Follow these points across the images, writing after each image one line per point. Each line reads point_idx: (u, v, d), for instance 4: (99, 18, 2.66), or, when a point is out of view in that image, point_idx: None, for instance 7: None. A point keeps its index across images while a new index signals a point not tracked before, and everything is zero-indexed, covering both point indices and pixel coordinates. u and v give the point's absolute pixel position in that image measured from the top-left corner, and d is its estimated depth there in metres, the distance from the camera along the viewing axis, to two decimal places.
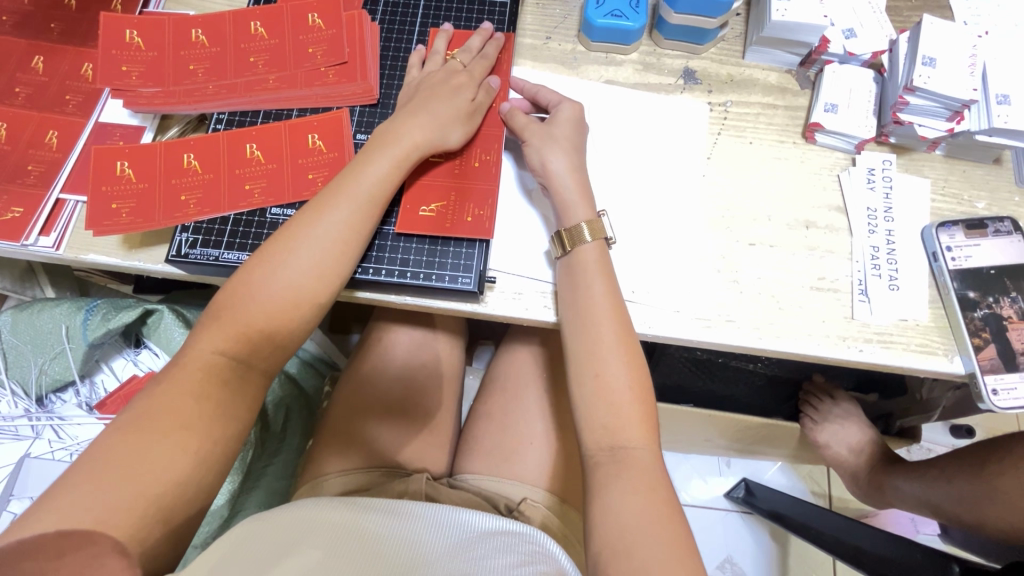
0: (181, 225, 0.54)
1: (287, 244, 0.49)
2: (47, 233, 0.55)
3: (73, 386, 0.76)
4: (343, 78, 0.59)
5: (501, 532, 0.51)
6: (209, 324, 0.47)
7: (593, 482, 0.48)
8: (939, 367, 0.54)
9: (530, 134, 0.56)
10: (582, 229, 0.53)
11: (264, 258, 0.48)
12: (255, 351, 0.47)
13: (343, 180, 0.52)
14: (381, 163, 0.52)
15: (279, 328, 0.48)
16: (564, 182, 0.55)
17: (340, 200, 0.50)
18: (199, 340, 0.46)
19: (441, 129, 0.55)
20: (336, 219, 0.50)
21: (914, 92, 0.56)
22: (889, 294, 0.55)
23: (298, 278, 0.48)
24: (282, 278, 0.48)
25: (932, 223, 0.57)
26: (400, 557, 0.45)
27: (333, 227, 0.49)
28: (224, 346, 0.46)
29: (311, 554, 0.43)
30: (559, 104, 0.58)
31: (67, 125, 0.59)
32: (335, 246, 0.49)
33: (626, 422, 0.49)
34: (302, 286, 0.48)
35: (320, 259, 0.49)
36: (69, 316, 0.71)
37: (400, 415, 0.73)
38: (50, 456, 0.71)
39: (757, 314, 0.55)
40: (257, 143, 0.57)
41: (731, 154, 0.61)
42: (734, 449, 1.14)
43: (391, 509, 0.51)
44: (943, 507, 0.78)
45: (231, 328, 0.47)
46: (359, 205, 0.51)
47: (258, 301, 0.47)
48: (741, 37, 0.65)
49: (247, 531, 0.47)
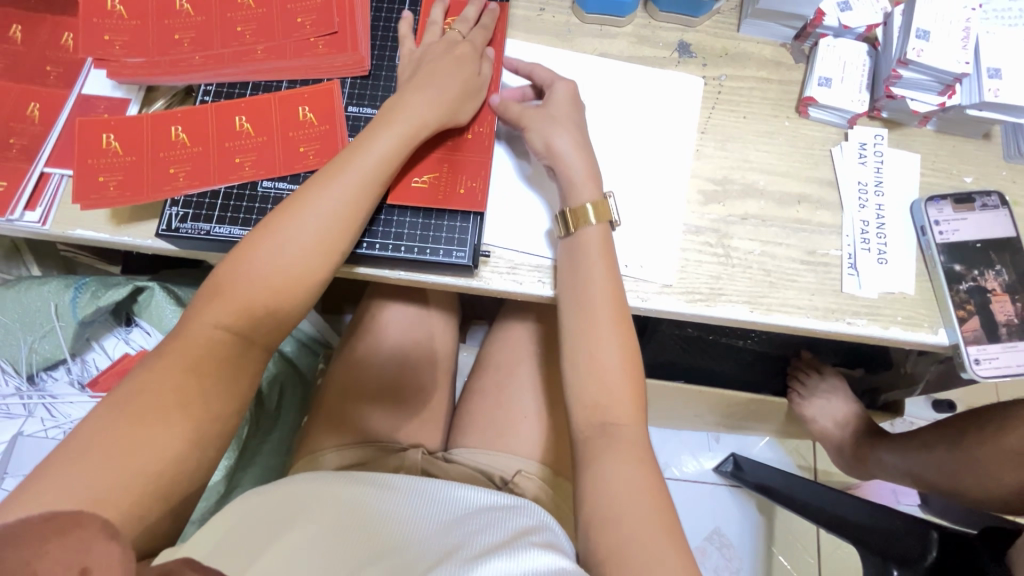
0: (171, 199, 0.53)
1: (288, 221, 0.48)
2: (32, 208, 0.54)
3: (64, 364, 0.75)
4: (334, 49, 0.58)
5: (496, 504, 0.51)
6: (207, 299, 0.47)
7: (582, 453, 0.49)
8: (924, 339, 0.55)
9: (532, 116, 0.56)
10: (587, 210, 0.53)
11: (266, 233, 0.48)
12: (251, 327, 0.47)
13: (343, 156, 0.51)
14: (382, 138, 0.51)
15: (279, 305, 0.48)
16: (572, 163, 0.54)
17: (341, 175, 0.50)
18: (198, 316, 0.46)
19: (449, 107, 0.54)
20: (337, 196, 0.49)
21: (907, 66, 0.56)
22: (878, 267, 0.56)
23: (301, 256, 0.48)
24: (284, 256, 0.47)
25: (921, 198, 0.58)
26: (398, 531, 0.45)
27: (337, 204, 0.49)
28: (221, 320, 0.46)
29: (313, 527, 0.44)
30: (557, 83, 0.57)
31: (48, 97, 0.58)
32: (337, 224, 0.49)
33: (619, 395, 0.50)
34: (305, 265, 0.48)
35: (322, 236, 0.49)
36: (57, 294, 0.71)
37: (397, 391, 0.74)
38: (44, 434, 0.72)
39: (749, 287, 0.56)
40: (247, 115, 0.56)
41: (725, 128, 0.61)
42: (723, 424, 1.17)
43: (387, 482, 0.52)
44: (924, 476, 0.81)
45: (228, 304, 0.46)
46: (360, 182, 0.50)
47: (258, 279, 0.47)
48: (737, 10, 0.64)
49: (251, 504, 0.47)
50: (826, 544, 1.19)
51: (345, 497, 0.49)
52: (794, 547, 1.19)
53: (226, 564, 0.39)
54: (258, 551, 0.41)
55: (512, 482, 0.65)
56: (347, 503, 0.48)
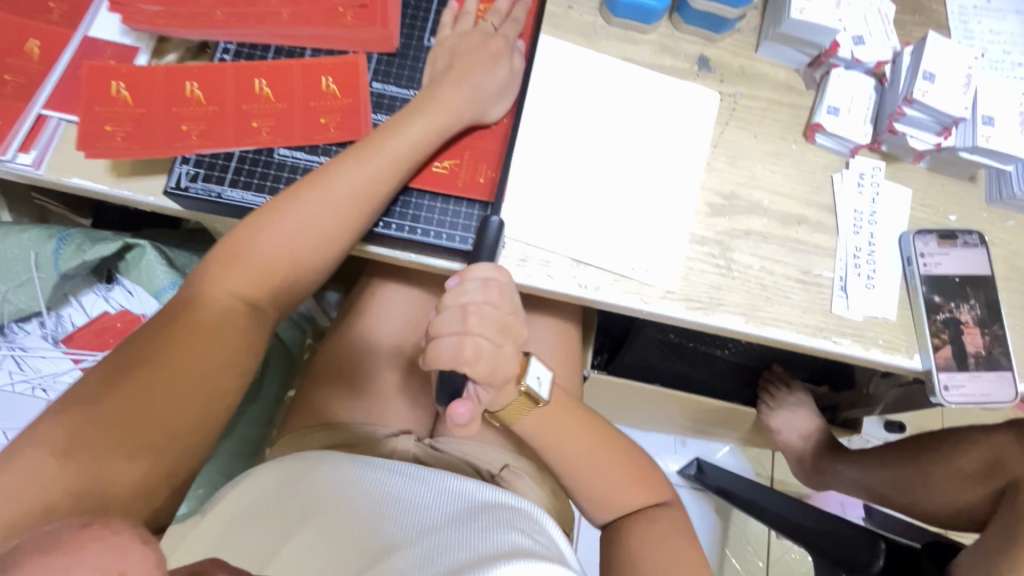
0: (181, 156, 0.51)
1: (319, 193, 0.49)
2: (26, 150, 0.51)
3: (38, 317, 0.72)
4: (362, 22, 0.56)
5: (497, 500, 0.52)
6: (229, 265, 0.48)
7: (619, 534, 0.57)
8: (900, 362, 0.59)
9: (444, 321, 0.50)
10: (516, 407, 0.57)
11: (293, 196, 0.49)
12: (267, 298, 0.50)
13: (378, 136, 0.52)
14: (417, 124, 0.53)
15: (298, 276, 0.50)
16: (485, 327, 0.50)
17: (375, 155, 0.51)
18: (214, 282, 0.48)
19: (481, 104, 0.56)
20: (368, 175, 0.50)
21: (912, 104, 0.59)
22: (865, 291, 0.60)
23: (323, 233, 0.50)
24: (305, 228, 0.49)
25: (910, 231, 0.61)
26: (406, 521, 0.46)
27: (364, 179, 0.50)
28: (241, 291, 0.48)
29: (322, 516, 0.46)
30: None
31: (52, 36, 0.55)
32: (363, 202, 0.50)
33: (599, 467, 0.58)
34: (325, 241, 0.50)
35: (346, 209, 0.50)
36: (39, 243, 0.67)
37: (389, 374, 0.73)
38: (10, 387, 0.69)
39: (748, 300, 0.59)
40: (267, 79, 0.54)
41: (735, 145, 0.63)
42: (691, 428, 1.22)
43: (385, 463, 0.54)
44: (880, 491, 0.86)
45: (251, 271, 0.48)
46: (391, 161, 0.51)
47: (279, 251, 0.49)
48: (756, 31, 0.66)
49: (259, 492, 0.50)
50: (775, 549, 1.25)
51: (347, 480, 0.50)
52: (745, 550, 1.25)
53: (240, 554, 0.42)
54: (272, 541, 0.43)
55: (499, 476, 0.66)
56: (351, 489, 0.49)
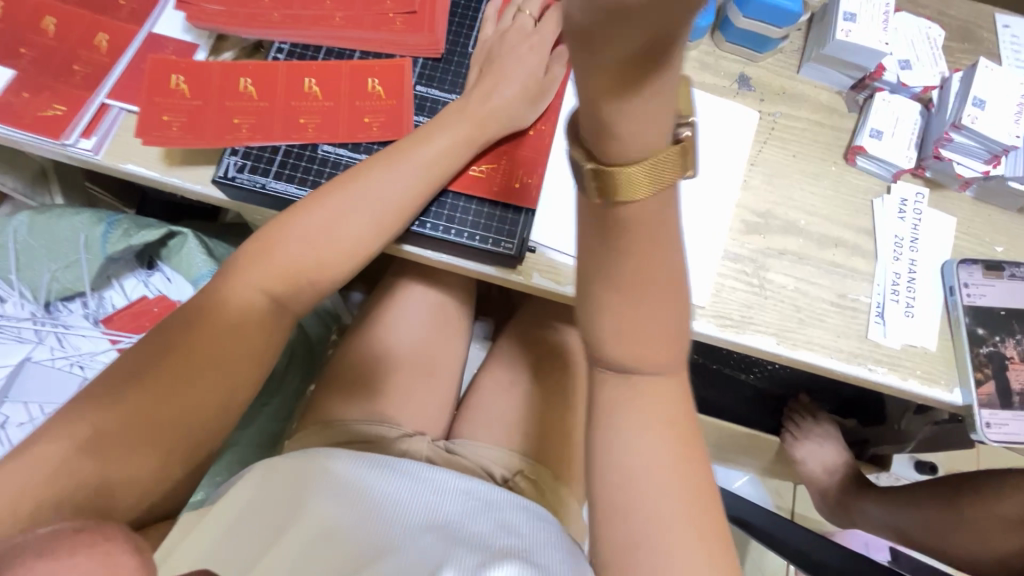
0: (230, 148, 0.53)
1: (345, 198, 0.51)
2: (87, 136, 0.54)
3: (81, 297, 0.75)
4: (410, 27, 0.58)
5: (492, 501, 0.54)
6: (256, 262, 0.50)
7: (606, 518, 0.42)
8: (939, 396, 0.57)
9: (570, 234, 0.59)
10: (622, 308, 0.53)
11: (321, 199, 0.51)
12: (294, 297, 0.51)
13: (407, 144, 0.53)
14: (447, 133, 0.54)
15: (324, 275, 0.52)
16: None
17: (406, 162, 0.53)
18: (240, 277, 0.50)
19: (515, 110, 0.56)
20: (397, 182, 0.52)
21: (960, 130, 0.58)
22: (903, 319, 0.58)
23: (350, 235, 0.51)
24: (334, 228, 0.51)
25: (953, 259, 0.59)
26: (398, 529, 0.49)
27: (391, 189, 0.52)
28: (265, 286, 0.50)
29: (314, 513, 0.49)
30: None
31: (119, 31, 0.58)
32: (391, 206, 0.52)
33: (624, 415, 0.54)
34: (350, 241, 0.52)
35: (373, 217, 0.52)
36: (90, 226, 0.71)
37: (411, 374, 0.73)
38: (50, 363, 0.71)
39: (779, 321, 0.57)
40: (316, 79, 0.56)
41: (773, 163, 0.62)
42: (709, 452, 1.19)
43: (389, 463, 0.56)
44: (910, 532, 0.82)
45: (276, 271, 0.50)
46: (421, 168, 0.53)
47: (310, 250, 0.51)
48: (799, 52, 0.66)
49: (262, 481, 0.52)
50: None
51: (345, 476, 0.52)
52: None
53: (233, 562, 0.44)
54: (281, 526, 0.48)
55: (511, 482, 0.66)
56: (349, 487, 0.51)
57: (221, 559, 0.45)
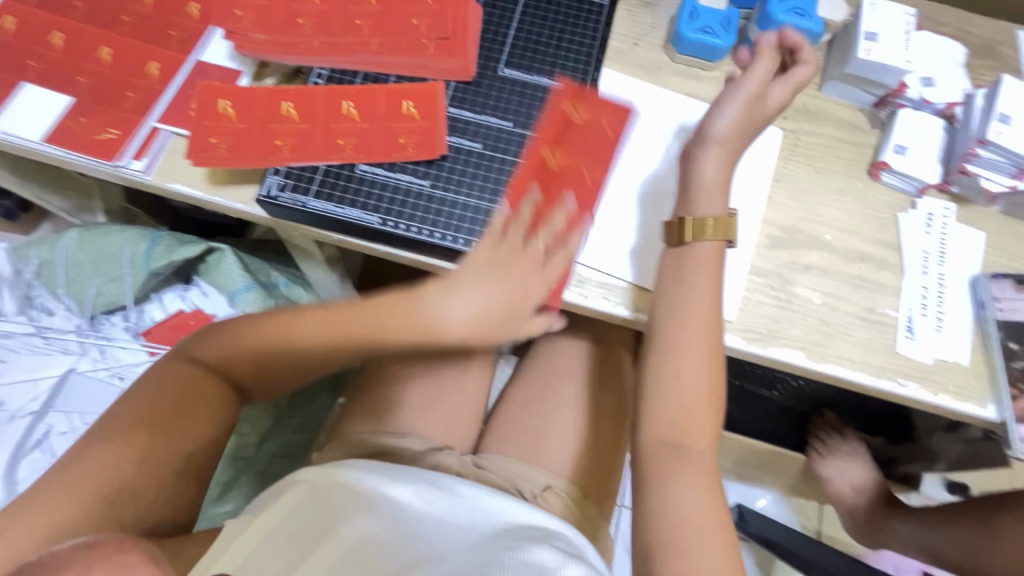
0: (273, 168, 0.56)
1: (315, 316, 0.55)
2: (138, 158, 0.57)
3: (123, 311, 0.79)
4: (443, 52, 0.61)
5: (518, 521, 0.54)
6: (206, 341, 0.56)
7: (649, 477, 0.48)
8: (972, 411, 0.56)
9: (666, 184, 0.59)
10: (707, 224, 0.51)
11: (292, 315, 0.55)
12: (227, 369, 0.56)
13: (396, 303, 0.54)
14: (478, 283, 0.52)
15: (280, 371, 0.57)
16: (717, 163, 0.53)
17: (401, 323, 0.53)
18: (193, 350, 0.56)
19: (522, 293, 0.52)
20: (362, 321, 0.54)
21: (985, 146, 0.58)
22: (934, 334, 0.58)
23: (314, 324, 0.54)
24: (309, 322, 0.54)
25: (983, 274, 0.59)
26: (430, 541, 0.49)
27: (358, 325, 0.54)
28: (206, 358, 0.55)
29: (348, 529, 0.49)
30: (802, 62, 0.53)
31: (168, 59, 0.62)
32: (377, 319, 0.54)
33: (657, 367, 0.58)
34: (312, 338, 0.54)
35: (333, 343, 0.55)
36: (134, 242, 0.74)
37: (438, 388, 0.75)
38: (93, 374, 0.74)
39: (807, 335, 0.58)
40: (354, 102, 0.59)
41: (797, 180, 0.63)
42: (733, 470, 1.17)
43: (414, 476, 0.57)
44: (943, 554, 0.80)
45: (233, 355, 0.55)
46: (394, 330, 0.53)
47: (234, 334, 0.56)
48: (820, 70, 0.67)
49: (292, 499, 0.51)
50: None
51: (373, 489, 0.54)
52: None
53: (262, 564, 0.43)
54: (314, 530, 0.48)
55: (540, 497, 0.66)
56: (379, 499, 0.53)
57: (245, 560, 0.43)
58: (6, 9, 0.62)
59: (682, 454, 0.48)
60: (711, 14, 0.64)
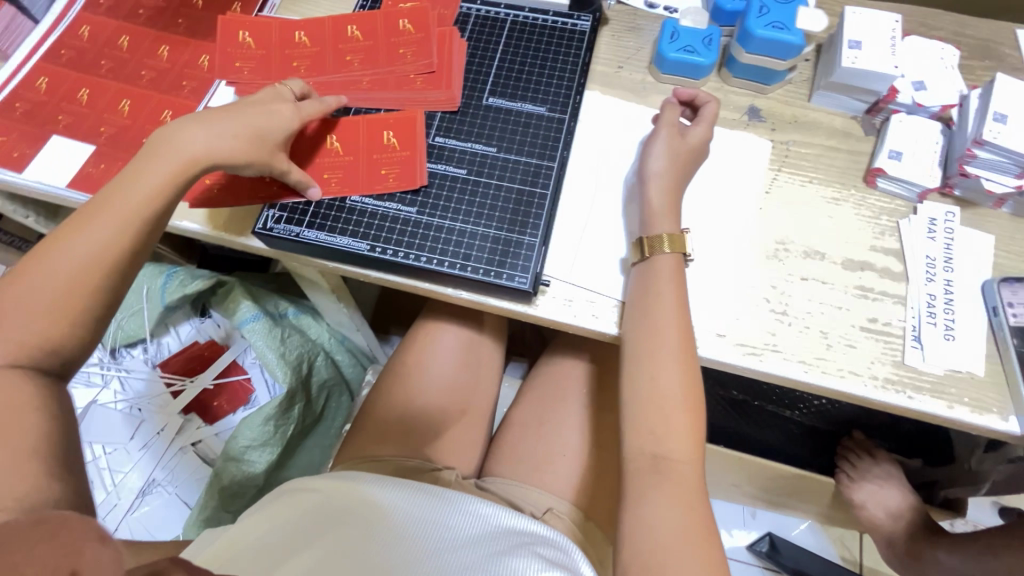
0: (269, 202, 0.59)
1: (110, 204, 0.48)
2: None
3: (143, 344, 0.84)
4: (430, 85, 0.64)
5: (506, 526, 0.53)
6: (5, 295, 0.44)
7: (632, 488, 0.50)
8: (993, 425, 0.52)
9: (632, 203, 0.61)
10: (663, 239, 0.55)
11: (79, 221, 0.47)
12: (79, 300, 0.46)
13: (143, 156, 0.51)
14: (224, 124, 0.54)
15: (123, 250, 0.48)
16: (662, 191, 0.57)
17: (165, 157, 0.51)
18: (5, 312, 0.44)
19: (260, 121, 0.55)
20: (140, 195, 0.49)
21: (983, 146, 0.56)
22: (944, 343, 0.55)
23: (120, 233, 0.48)
24: (103, 240, 0.47)
25: (994, 278, 0.56)
26: (412, 547, 0.49)
27: (163, 165, 0.50)
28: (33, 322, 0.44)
29: (348, 528, 0.51)
30: (705, 103, 0.61)
31: (180, 107, 0.67)
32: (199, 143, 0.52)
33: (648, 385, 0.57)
34: (139, 236, 0.49)
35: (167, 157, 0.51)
36: (151, 279, 0.80)
37: (439, 415, 0.74)
38: (112, 405, 0.82)
39: (806, 348, 0.56)
40: (338, 135, 0.62)
41: (791, 192, 0.62)
42: (761, 499, 1.11)
43: (403, 481, 0.57)
44: None
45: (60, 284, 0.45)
46: (186, 161, 0.51)
47: (39, 275, 0.45)
48: (809, 81, 0.67)
49: (282, 512, 0.53)
50: None
51: (358, 498, 0.54)
52: None
53: (257, 564, 0.46)
54: (300, 541, 0.49)
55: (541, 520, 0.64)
56: (362, 509, 0.53)
57: (238, 565, 0.46)
58: (40, 71, 0.69)
59: (661, 469, 0.49)
60: (693, 34, 0.65)
